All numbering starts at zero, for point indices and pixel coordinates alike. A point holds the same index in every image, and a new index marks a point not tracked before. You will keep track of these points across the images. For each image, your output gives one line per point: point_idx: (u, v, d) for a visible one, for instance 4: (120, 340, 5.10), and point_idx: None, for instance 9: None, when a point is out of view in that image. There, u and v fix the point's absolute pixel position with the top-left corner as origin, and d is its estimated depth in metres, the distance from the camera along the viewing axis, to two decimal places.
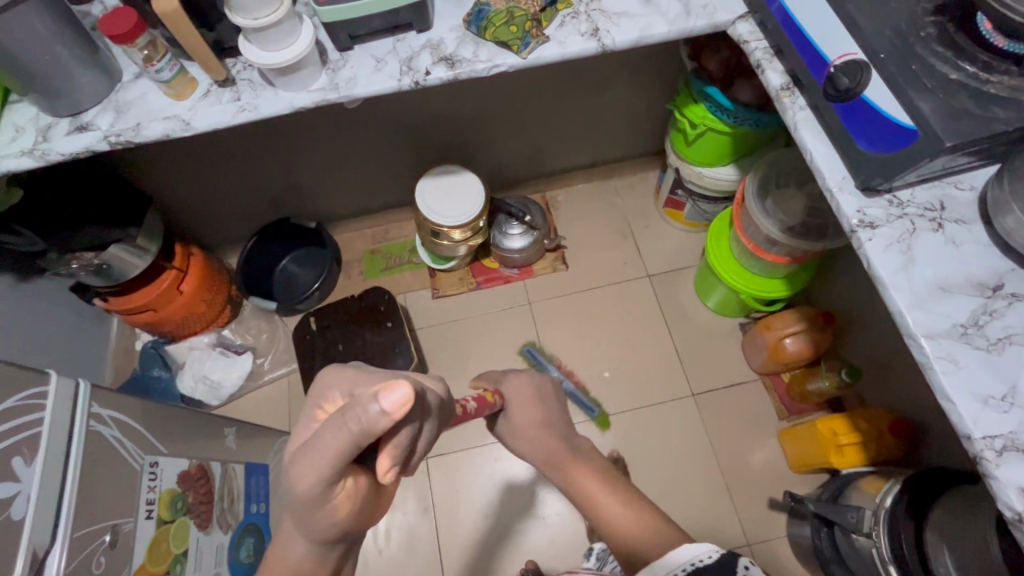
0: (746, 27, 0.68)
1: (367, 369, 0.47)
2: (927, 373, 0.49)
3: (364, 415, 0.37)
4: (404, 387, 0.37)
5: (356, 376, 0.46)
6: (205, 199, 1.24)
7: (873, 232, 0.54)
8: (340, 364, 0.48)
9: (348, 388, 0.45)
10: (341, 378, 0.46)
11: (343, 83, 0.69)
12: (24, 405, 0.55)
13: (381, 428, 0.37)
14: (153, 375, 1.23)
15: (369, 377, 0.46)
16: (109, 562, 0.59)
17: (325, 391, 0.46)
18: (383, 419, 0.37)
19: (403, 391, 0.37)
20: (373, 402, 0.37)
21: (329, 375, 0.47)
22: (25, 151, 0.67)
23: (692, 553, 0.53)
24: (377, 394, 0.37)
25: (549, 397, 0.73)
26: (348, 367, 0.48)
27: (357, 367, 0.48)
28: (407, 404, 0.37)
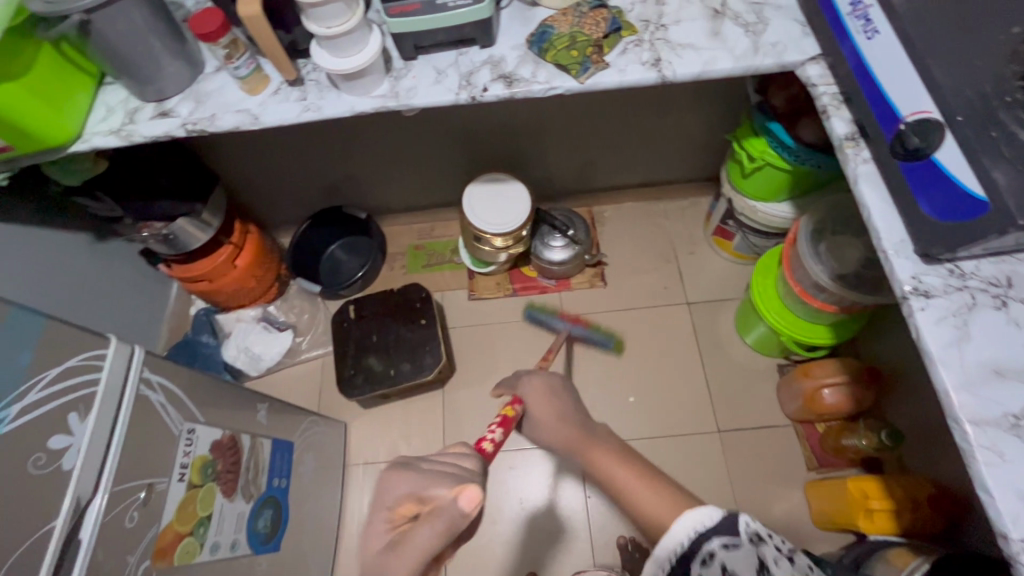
0: (816, 69, 0.65)
1: (421, 469, 0.57)
2: (966, 461, 0.47)
3: (447, 515, 0.49)
4: (474, 490, 0.49)
5: (418, 478, 0.56)
6: (268, 183, 1.31)
7: (927, 302, 0.51)
8: (396, 470, 0.57)
9: (414, 485, 0.55)
10: (398, 482, 0.56)
11: (404, 91, 0.71)
12: (86, 364, 0.61)
13: (461, 524, 0.49)
14: (203, 341, 1.32)
15: (429, 476, 0.56)
16: (141, 517, 0.64)
17: (393, 493, 0.55)
18: (462, 517, 0.49)
19: (474, 492, 0.49)
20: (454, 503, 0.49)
21: (389, 480, 0.56)
22: (113, 131, 0.73)
23: (698, 517, 0.56)
24: (455, 496, 0.49)
25: None
26: (404, 469, 0.57)
27: (413, 468, 0.58)
28: (479, 499, 0.49)
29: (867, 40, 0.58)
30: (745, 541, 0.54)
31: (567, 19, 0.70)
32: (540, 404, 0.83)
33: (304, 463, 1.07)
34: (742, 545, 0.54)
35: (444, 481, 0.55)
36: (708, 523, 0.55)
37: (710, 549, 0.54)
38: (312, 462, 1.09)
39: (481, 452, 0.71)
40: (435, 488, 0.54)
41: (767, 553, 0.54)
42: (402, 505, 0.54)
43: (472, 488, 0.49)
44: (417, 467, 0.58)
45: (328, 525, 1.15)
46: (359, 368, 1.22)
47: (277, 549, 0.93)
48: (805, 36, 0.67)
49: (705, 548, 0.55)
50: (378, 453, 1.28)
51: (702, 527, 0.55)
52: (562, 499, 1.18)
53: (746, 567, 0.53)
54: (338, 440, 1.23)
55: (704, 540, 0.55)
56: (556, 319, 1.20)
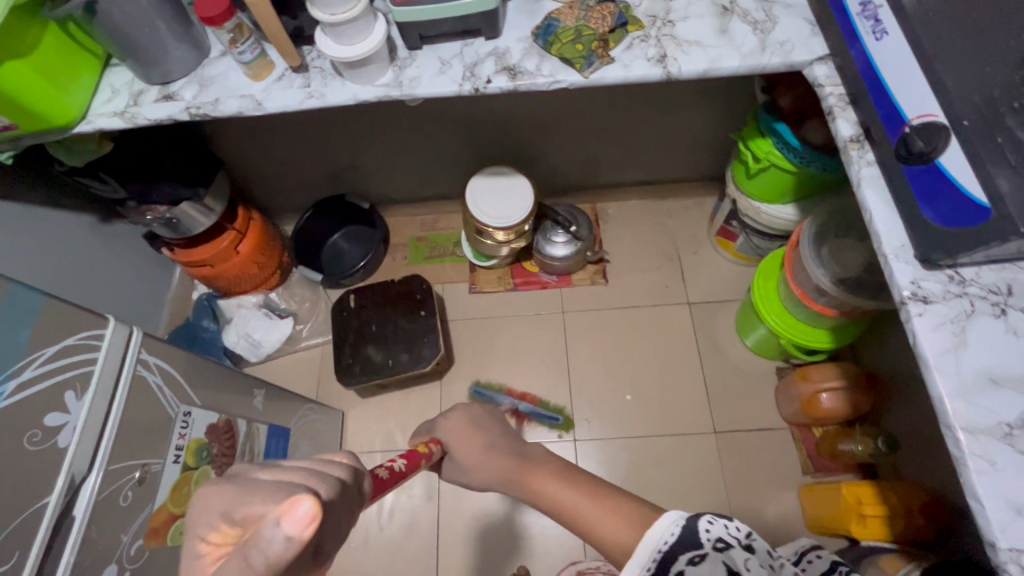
0: (823, 69, 0.65)
1: (260, 477, 0.36)
2: (958, 469, 0.46)
3: (264, 551, 0.29)
4: (308, 501, 0.30)
5: (236, 493, 0.34)
6: (273, 170, 1.31)
7: (925, 308, 0.51)
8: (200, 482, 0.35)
9: (234, 503, 0.33)
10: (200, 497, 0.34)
11: (407, 81, 0.71)
12: (83, 343, 0.61)
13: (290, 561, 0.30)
14: (203, 325, 1.32)
15: (257, 486, 0.34)
16: (135, 497, 0.65)
17: (205, 514, 0.33)
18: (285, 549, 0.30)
19: (307, 506, 0.30)
20: (271, 531, 0.29)
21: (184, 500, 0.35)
22: (117, 112, 0.73)
23: (658, 536, 0.54)
24: (274, 518, 0.30)
25: None
26: (236, 477, 0.36)
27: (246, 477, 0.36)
28: (313, 522, 0.30)
29: (876, 41, 0.57)
30: (709, 549, 0.53)
31: (572, 13, 0.70)
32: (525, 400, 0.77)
33: (299, 449, 1.07)
34: (708, 553, 0.53)
35: (277, 491, 0.34)
36: (667, 540, 0.54)
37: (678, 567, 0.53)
38: (307, 449, 1.10)
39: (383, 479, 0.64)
40: (257, 504, 0.32)
41: (736, 557, 0.52)
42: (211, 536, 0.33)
43: (300, 501, 0.30)
44: (248, 476, 0.36)
45: None
46: (357, 358, 1.23)
47: None
48: (814, 36, 0.67)
49: (675, 563, 0.53)
50: (373, 442, 1.29)
51: (663, 545, 0.54)
52: None
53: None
54: (335, 428, 1.24)
55: (672, 555, 0.53)
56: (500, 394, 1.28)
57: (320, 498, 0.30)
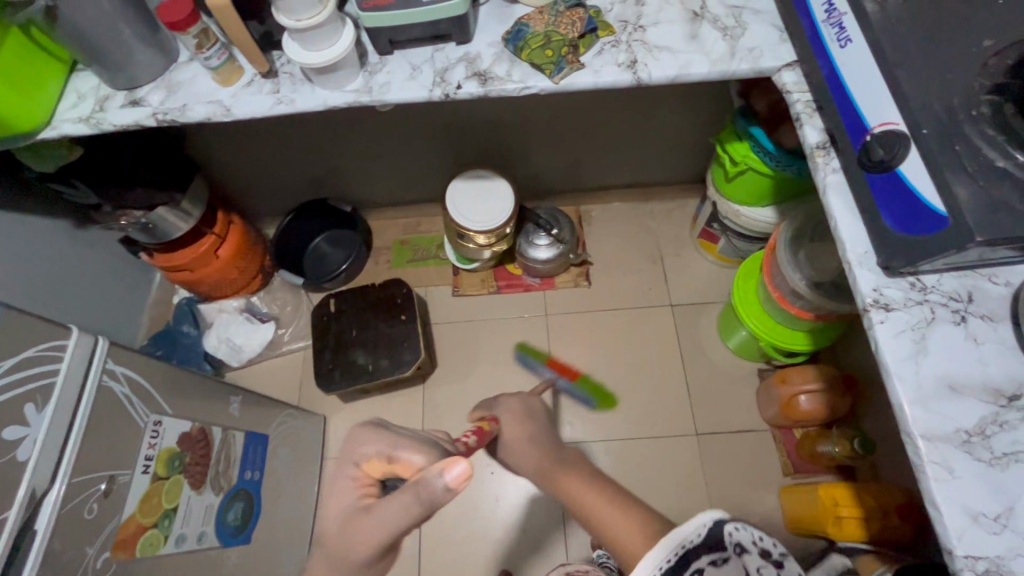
0: (791, 75, 0.64)
1: (396, 431, 0.59)
2: (918, 476, 0.47)
3: (432, 488, 0.48)
4: (462, 465, 0.48)
5: (392, 438, 0.58)
6: (254, 173, 1.30)
7: (887, 315, 0.51)
8: (370, 427, 0.59)
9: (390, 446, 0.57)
10: (372, 438, 0.58)
11: (377, 87, 0.70)
12: (43, 355, 0.61)
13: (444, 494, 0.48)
14: (183, 331, 1.30)
15: (404, 440, 0.58)
16: (101, 508, 0.64)
17: (366, 448, 0.57)
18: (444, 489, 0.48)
19: (461, 468, 0.48)
20: (439, 478, 0.48)
21: (359, 436, 0.59)
22: (82, 118, 0.72)
23: (683, 534, 0.53)
24: (441, 469, 0.48)
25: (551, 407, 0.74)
26: (379, 428, 0.59)
27: (388, 430, 0.59)
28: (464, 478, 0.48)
29: (840, 48, 0.57)
30: (731, 553, 0.52)
31: (542, 18, 0.70)
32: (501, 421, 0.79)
33: (278, 455, 1.06)
34: (730, 557, 0.52)
35: (421, 448, 0.57)
36: (695, 538, 0.52)
37: (698, 566, 0.51)
38: (287, 455, 1.09)
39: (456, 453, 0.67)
40: (413, 454, 0.56)
41: (751, 563, 0.52)
42: (369, 463, 0.57)
43: (456, 464, 0.48)
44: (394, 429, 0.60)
45: (304, 518, 1.16)
46: (338, 362, 1.22)
47: (248, 541, 0.92)
48: (783, 40, 0.66)
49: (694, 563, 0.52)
50: None
51: (689, 542, 0.52)
52: (541, 498, 1.20)
53: None
54: (316, 433, 1.24)
55: (694, 553, 0.52)
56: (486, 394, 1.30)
57: (471, 463, 0.48)
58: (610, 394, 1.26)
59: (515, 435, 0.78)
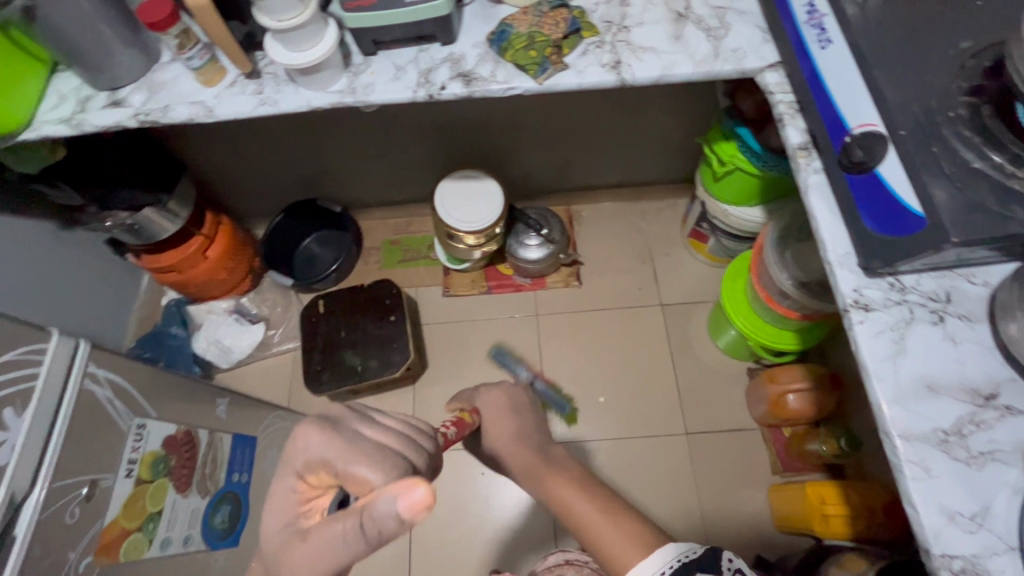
0: (774, 77, 0.64)
1: (355, 436, 0.49)
2: (895, 475, 0.47)
3: (382, 519, 0.41)
4: (421, 491, 0.41)
5: (344, 448, 0.47)
6: (242, 174, 1.29)
7: (866, 315, 0.51)
8: (317, 426, 0.49)
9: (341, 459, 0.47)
10: (318, 443, 0.48)
11: (361, 88, 0.70)
12: (21, 360, 0.61)
13: (394, 523, 0.42)
14: (171, 332, 1.30)
15: (361, 449, 0.47)
16: (83, 513, 0.64)
17: (311, 457, 0.48)
18: (393, 517, 0.41)
19: (420, 494, 0.41)
20: (388, 507, 0.41)
21: (305, 436, 0.49)
22: (64, 120, 0.71)
23: (683, 548, 0.58)
24: (394, 495, 0.41)
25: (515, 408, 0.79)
26: (332, 429, 0.49)
27: (345, 433, 0.49)
28: (419, 508, 0.41)
29: (821, 49, 0.57)
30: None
31: (526, 19, 0.69)
32: (489, 410, 0.79)
33: (267, 457, 1.06)
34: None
35: (377, 459, 0.47)
36: (695, 552, 0.58)
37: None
38: (275, 457, 1.08)
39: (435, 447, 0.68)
40: (364, 467, 0.46)
41: None
42: (315, 473, 0.48)
43: (413, 490, 0.41)
44: (356, 430, 0.50)
45: None
46: (327, 364, 1.22)
47: (237, 544, 0.90)
48: (766, 42, 0.66)
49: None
50: None
51: (689, 555, 0.57)
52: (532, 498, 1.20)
53: None
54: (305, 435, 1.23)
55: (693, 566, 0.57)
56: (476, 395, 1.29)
57: (432, 489, 0.41)
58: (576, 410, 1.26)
59: (502, 432, 0.77)
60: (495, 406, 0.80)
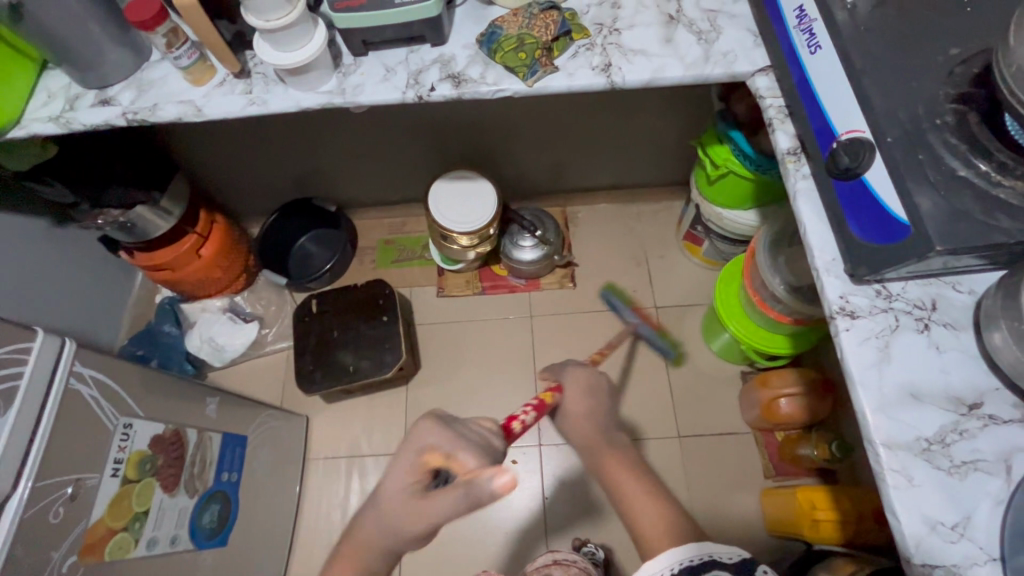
0: (765, 81, 0.64)
1: (456, 427, 0.62)
2: (878, 483, 0.47)
3: (482, 492, 0.56)
4: (510, 475, 0.55)
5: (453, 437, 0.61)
6: (236, 173, 1.29)
7: (852, 323, 0.51)
8: (432, 419, 0.62)
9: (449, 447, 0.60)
10: (433, 431, 0.61)
11: (350, 88, 0.69)
12: (8, 358, 0.60)
13: (491, 495, 0.56)
14: (164, 330, 1.29)
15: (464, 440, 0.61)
16: (67, 512, 0.63)
17: (423, 442, 0.61)
18: (492, 488, 0.56)
19: (510, 477, 0.55)
20: (486, 484, 0.56)
21: (422, 426, 0.62)
22: (52, 117, 0.71)
23: (716, 548, 0.58)
24: (493, 476, 0.56)
25: (592, 388, 0.76)
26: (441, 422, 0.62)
27: (449, 424, 0.62)
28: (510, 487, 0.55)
29: (811, 54, 0.57)
30: None
31: (516, 20, 0.69)
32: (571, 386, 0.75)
33: (258, 457, 1.06)
34: None
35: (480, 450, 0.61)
36: (725, 557, 0.57)
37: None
38: (267, 456, 1.08)
39: (508, 433, 0.66)
40: (465, 453, 0.60)
41: None
42: (426, 454, 0.61)
43: (505, 474, 0.55)
44: (457, 424, 0.63)
45: (284, 519, 1.15)
46: (320, 363, 1.21)
47: (224, 543, 0.92)
48: (757, 46, 0.66)
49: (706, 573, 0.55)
50: (339, 448, 1.28)
51: (718, 557, 0.57)
52: (524, 499, 1.20)
53: None
54: (298, 434, 1.23)
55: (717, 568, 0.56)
56: (468, 396, 1.29)
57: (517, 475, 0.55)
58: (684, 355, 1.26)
59: None
60: (577, 387, 0.75)
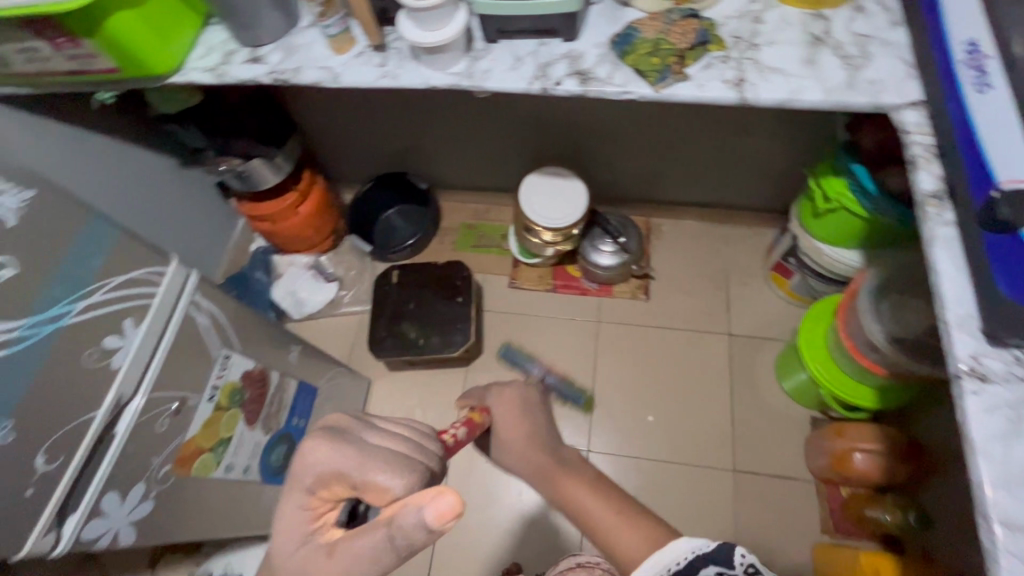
0: (913, 116, 0.60)
1: (363, 442, 0.43)
2: (986, 563, 0.43)
3: (411, 528, 0.38)
4: (450, 499, 0.37)
5: (356, 459, 0.42)
6: (344, 140, 1.36)
7: (981, 386, 0.47)
8: (320, 437, 0.43)
9: (353, 466, 0.42)
10: (326, 454, 0.42)
11: (478, 73, 0.71)
12: (144, 279, 0.67)
13: (426, 531, 0.38)
14: (256, 277, 1.38)
15: (373, 454, 0.43)
16: (171, 425, 0.70)
17: (316, 469, 0.42)
18: (423, 526, 0.38)
19: (450, 502, 0.37)
20: (417, 514, 0.38)
21: (302, 447, 0.42)
22: (209, 68, 0.78)
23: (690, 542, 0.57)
24: (421, 504, 0.38)
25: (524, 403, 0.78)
26: (334, 435, 0.43)
27: (349, 438, 0.43)
28: (450, 516, 0.37)
29: (978, 93, 0.53)
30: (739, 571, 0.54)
31: (655, 25, 0.69)
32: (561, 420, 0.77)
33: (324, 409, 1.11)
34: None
35: (392, 463, 0.42)
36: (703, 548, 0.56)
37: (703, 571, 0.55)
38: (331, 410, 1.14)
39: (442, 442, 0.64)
40: (382, 476, 0.41)
41: None
42: (326, 487, 0.42)
43: (445, 497, 0.37)
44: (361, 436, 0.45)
45: None
46: (391, 332, 1.26)
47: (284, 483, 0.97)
48: (910, 78, 0.62)
49: (699, 572, 0.55)
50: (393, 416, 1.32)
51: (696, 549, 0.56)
52: None
53: None
54: (359, 395, 1.29)
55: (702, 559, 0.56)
56: (531, 363, 1.31)
57: (462, 497, 0.37)
58: (686, 443, 1.21)
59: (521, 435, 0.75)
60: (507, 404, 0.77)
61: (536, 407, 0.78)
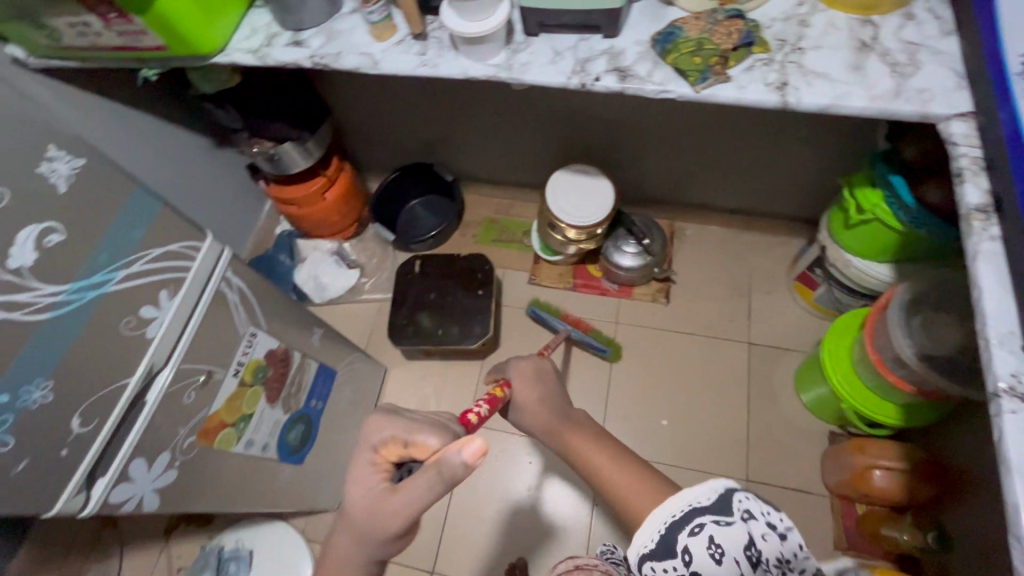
0: (961, 127, 0.58)
1: (411, 415, 0.54)
2: None
3: (451, 466, 0.46)
4: (478, 442, 0.46)
5: (405, 424, 0.52)
6: (373, 129, 1.37)
7: (1021, 405, 0.46)
8: (382, 412, 0.54)
9: (402, 428, 0.52)
10: (385, 423, 0.53)
11: (517, 65, 0.72)
12: (180, 253, 0.68)
13: (463, 471, 0.47)
14: (281, 259, 1.42)
15: (418, 423, 0.53)
16: (198, 397, 0.71)
17: (376, 433, 0.53)
18: (460, 466, 0.46)
19: (478, 445, 0.46)
20: (456, 455, 0.46)
21: (368, 420, 0.54)
22: (251, 50, 0.79)
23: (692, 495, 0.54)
24: (458, 448, 0.47)
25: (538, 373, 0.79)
26: (389, 410, 0.55)
27: (398, 411, 0.55)
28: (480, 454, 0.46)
29: None
30: (737, 519, 0.52)
31: (698, 24, 0.68)
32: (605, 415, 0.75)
33: (341, 393, 1.12)
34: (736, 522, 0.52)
35: (434, 428, 0.53)
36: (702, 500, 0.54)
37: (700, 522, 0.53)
38: (348, 394, 1.15)
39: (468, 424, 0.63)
40: (428, 436, 0.52)
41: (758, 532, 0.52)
42: (385, 446, 0.52)
43: (473, 441, 0.46)
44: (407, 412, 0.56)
45: None
46: (410, 321, 1.27)
47: (300, 463, 0.98)
48: (961, 88, 0.60)
49: (696, 523, 0.53)
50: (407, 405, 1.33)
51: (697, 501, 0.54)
52: (572, 503, 1.18)
53: (738, 545, 0.51)
54: (375, 382, 1.30)
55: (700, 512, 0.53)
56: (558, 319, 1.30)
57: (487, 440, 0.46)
58: (700, 449, 1.20)
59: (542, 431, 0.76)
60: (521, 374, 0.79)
61: (553, 394, 0.78)
